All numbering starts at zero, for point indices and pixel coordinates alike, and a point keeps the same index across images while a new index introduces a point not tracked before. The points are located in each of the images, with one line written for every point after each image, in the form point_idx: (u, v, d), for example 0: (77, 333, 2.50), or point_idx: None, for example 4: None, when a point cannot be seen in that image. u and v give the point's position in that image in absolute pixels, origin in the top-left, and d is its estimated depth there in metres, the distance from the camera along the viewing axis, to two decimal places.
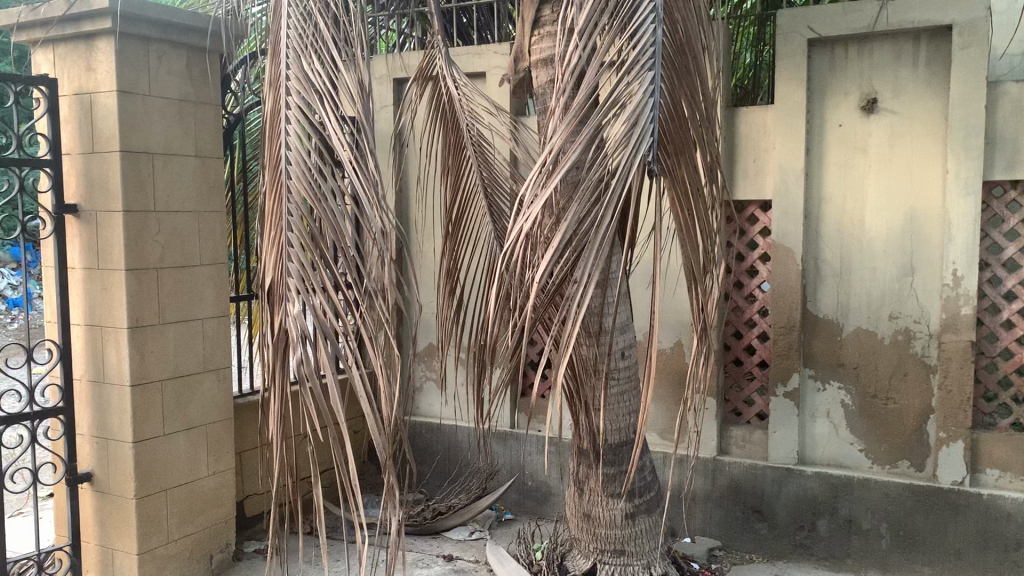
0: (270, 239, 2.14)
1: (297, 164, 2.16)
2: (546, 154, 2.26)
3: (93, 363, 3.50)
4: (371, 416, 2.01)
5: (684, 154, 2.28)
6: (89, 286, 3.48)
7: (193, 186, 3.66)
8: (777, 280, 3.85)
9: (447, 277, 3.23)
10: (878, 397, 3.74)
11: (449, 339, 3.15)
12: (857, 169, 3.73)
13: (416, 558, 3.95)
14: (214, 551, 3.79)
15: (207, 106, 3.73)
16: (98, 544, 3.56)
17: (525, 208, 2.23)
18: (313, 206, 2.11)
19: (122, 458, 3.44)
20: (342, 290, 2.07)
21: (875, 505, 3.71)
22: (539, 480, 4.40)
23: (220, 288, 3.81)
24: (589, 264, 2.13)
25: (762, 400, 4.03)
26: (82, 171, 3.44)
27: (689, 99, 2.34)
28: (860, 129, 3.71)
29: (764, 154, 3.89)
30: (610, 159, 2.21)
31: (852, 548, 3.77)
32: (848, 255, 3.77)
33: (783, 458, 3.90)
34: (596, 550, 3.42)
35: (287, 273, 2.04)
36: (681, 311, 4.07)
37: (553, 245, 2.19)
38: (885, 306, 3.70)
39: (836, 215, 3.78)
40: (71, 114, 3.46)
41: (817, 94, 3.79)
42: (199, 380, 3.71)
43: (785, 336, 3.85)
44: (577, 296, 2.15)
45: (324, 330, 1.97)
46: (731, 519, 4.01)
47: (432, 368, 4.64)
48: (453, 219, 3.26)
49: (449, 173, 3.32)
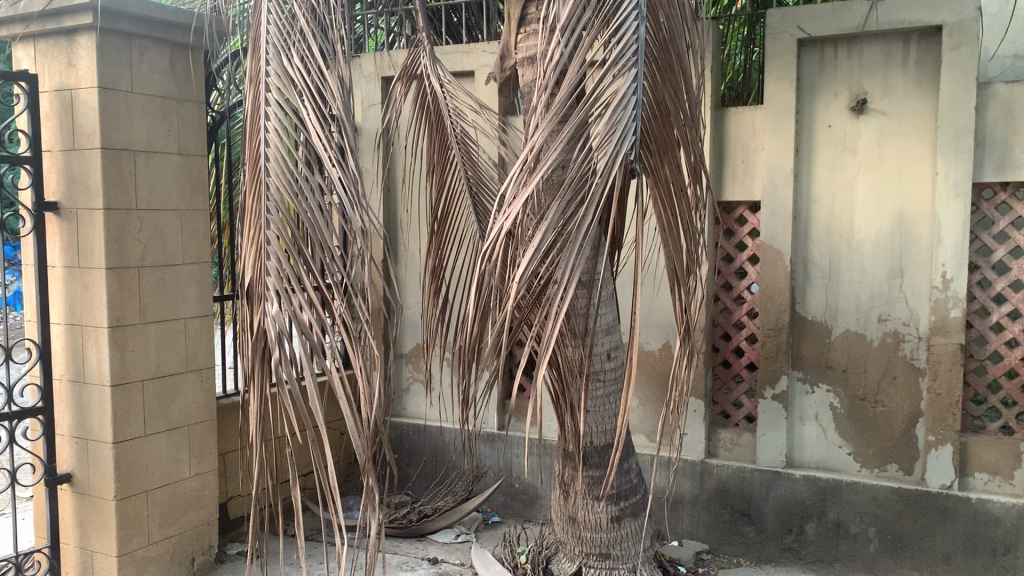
0: (248, 238, 2.08)
1: (276, 161, 2.11)
2: (528, 152, 2.22)
3: (74, 363, 3.45)
4: (351, 419, 1.97)
5: (667, 153, 2.25)
6: (69, 285, 3.43)
7: (176, 184, 3.62)
8: (766, 281, 3.82)
9: (432, 276, 3.18)
10: (867, 400, 3.71)
11: (434, 340, 3.10)
12: (847, 169, 3.69)
13: (401, 561, 3.92)
14: (196, 552, 3.76)
15: (191, 103, 3.68)
16: (77, 546, 3.52)
17: (506, 206, 2.20)
18: (292, 204, 2.06)
19: (102, 460, 3.40)
20: (323, 289, 2.02)
21: (863, 509, 3.68)
22: (526, 482, 4.36)
23: (203, 287, 3.77)
24: (572, 264, 2.10)
25: (750, 403, 4.00)
26: (63, 168, 3.40)
27: (673, 97, 2.30)
28: (850, 129, 3.68)
29: (753, 155, 3.86)
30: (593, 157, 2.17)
31: (841, 552, 3.74)
32: (837, 257, 3.74)
33: (771, 461, 3.87)
34: (580, 553, 3.39)
35: (265, 272, 1.98)
36: (669, 312, 4.04)
37: (534, 245, 2.15)
38: (875, 308, 3.68)
39: (825, 216, 3.75)
40: (52, 111, 3.42)
41: (807, 94, 3.75)
42: (181, 380, 3.67)
43: (774, 338, 3.81)
44: (559, 295, 2.11)
45: (304, 331, 1.92)
46: (719, 523, 3.97)
47: (419, 369, 4.60)
48: (438, 218, 3.22)
49: (434, 172, 3.28)
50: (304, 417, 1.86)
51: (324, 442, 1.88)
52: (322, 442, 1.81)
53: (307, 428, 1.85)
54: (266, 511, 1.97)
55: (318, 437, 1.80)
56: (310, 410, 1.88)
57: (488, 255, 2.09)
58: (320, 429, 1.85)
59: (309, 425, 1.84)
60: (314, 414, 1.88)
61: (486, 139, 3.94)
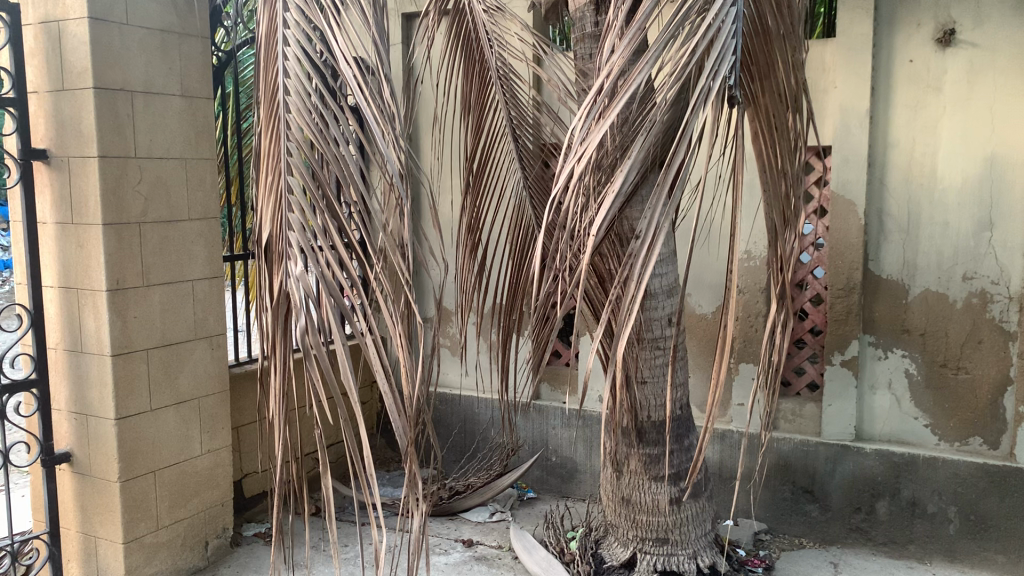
0: (266, 186, 1.63)
1: (296, 93, 1.64)
2: (601, 79, 1.58)
3: (70, 331, 3.10)
4: (388, 394, 1.47)
5: (768, 79, 1.73)
6: (63, 243, 3.07)
7: (178, 129, 3.23)
8: (837, 235, 3.46)
9: (468, 232, 2.77)
10: (948, 366, 3.35)
11: (469, 303, 2.69)
12: (930, 111, 3.29)
13: (434, 543, 3.60)
14: (209, 537, 3.44)
15: (193, 38, 3.28)
16: (80, 531, 3.20)
17: (574, 147, 1.55)
18: (316, 145, 1.60)
19: (104, 438, 3.06)
20: (353, 246, 1.56)
21: (942, 486, 3.34)
22: (563, 456, 4.05)
23: (211, 245, 3.40)
24: (656, 213, 1.43)
25: (814, 369, 3.64)
26: (51, 112, 3.02)
27: (775, 8, 1.76)
28: (935, 64, 3.27)
29: (823, 94, 3.45)
30: (663, 94, 1.57)
31: (916, 534, 3.41)
32: (917, 209, 3.35)
33: (838, 434, 3.53)
34: (635, 538, 3.05)
35: (285, 225, 1.54)
36: (724, 271, 3.75)
37: (615, 189, 1.51)
38: (958, 266, 3.30)
39: (904, 162, 3.36)
40: (38, 46, 3.02)
41: (884, 25, 3.34)
42: (189, 348, 3.32)
43: (845, 298, 3.45)
44: (639, 256, 1.45)
45: (333, 293, 1.46)
46: (779, 501, 3.65)
47: (448, 335, 4.28)
48: (475, 167, 2.79)
49: (471, 115, 2.85)
50: (332, 390, 1.42)
51: (358, 421, 1.42)
52: (358, 426, 1.35)
53: (337, 404, 1.39)
54: (289, 510, 1.54)
55: (352, 419, 1.34)
56: (340, 385, 1.44)
57: (547, 211, 1.50)
58: (351, 403, 1.39)
59: (337, 400, 1.38)
60: (346, 390, 1.42)
61: (523, 65, 3.62)
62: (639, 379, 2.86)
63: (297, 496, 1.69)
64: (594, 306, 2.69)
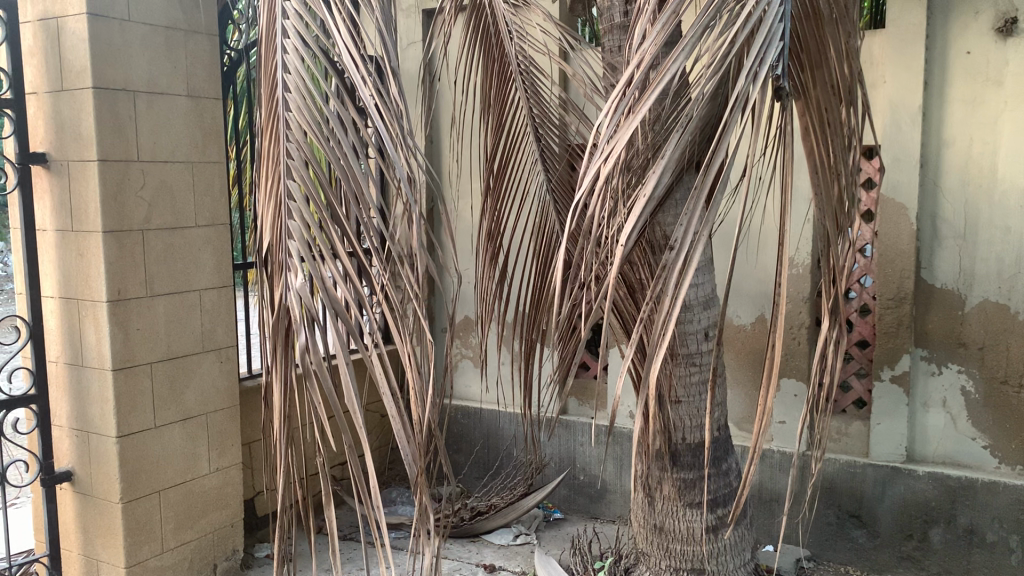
0: (264, 191, 1.38)
1: (297, 90, 1.38)
2: (632, 68, 1.32)
3: (71, 343, 2.94)
4: (393, 413, 1.18)
5: (822, 70, 1.43)
6: (63, 252, 2.92)
7: (184, 131, 3.07)
8: (885, 242, 3.21)
9: (488, 240, 2.55)
10: (1009, 383, 3.09)
11: (489, 316, 2.47)
12: (989, 107, 3.04)
13: (454, 568, 3.40)
14: (218, 559, 3.27)
15: (199, 36, 3.12)
16: (81, 554, 3.04)
17: (608, 148, 1.29)
18: (318, 145, 1.33)
19: (106, 457, 2.90)
20: (361, 257, 1.30)
21: (1003, 513, 3.09)
22: (591, 475, 3.85)
23: (220, 253, 3.25)
24: (694, 220, 1.16)
25: (862, 385, 3.39)
26: (51, 114, 2.86)
27: None
28: (995, 56, 3.01)
29: (871, 90, 3.21)
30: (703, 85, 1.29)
31: (974, 565, 3.15)
32: (974, 213, 3.10)
33: (888, 455, 3.29)
34: (668, 568, 2.82)
35: (284, 234, 1.28)
36: (763, 280, 3.52)
37: (646, 194, 1.23)
38: (1021, 274, 3.04)
39: (961, 163, 3.11)
40: (37, 45, 2.88)
41: (938, 14, 3.10)
42: (196, 361, 3.15)
43: (895, 309, 3.22)
44: (677, 272, 1.18)
45: (337, 310, 1.20)
46: (823, 525, 3.40)
47: (468, 346, 4.10)
48: (495, 171, 2.57)
49: (490, 114, 2.62)
50: (332, 412, 1.15)
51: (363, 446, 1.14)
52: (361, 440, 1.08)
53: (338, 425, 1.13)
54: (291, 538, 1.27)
55: (357, 441, 1.09)
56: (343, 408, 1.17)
57: (570, 219, 1.25)
58: (355, 423, 1.13)
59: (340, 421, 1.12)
60: (350, 411, 1.16)
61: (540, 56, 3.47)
62: (672, 399, 2.65)
63: (300, 522, 1.45)
64: (624, 319, 2.46)
